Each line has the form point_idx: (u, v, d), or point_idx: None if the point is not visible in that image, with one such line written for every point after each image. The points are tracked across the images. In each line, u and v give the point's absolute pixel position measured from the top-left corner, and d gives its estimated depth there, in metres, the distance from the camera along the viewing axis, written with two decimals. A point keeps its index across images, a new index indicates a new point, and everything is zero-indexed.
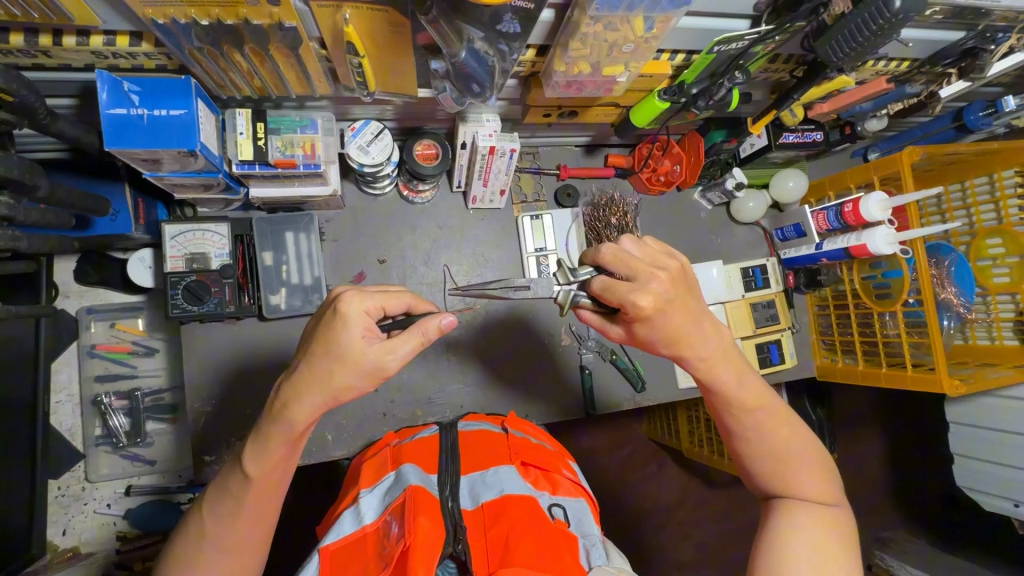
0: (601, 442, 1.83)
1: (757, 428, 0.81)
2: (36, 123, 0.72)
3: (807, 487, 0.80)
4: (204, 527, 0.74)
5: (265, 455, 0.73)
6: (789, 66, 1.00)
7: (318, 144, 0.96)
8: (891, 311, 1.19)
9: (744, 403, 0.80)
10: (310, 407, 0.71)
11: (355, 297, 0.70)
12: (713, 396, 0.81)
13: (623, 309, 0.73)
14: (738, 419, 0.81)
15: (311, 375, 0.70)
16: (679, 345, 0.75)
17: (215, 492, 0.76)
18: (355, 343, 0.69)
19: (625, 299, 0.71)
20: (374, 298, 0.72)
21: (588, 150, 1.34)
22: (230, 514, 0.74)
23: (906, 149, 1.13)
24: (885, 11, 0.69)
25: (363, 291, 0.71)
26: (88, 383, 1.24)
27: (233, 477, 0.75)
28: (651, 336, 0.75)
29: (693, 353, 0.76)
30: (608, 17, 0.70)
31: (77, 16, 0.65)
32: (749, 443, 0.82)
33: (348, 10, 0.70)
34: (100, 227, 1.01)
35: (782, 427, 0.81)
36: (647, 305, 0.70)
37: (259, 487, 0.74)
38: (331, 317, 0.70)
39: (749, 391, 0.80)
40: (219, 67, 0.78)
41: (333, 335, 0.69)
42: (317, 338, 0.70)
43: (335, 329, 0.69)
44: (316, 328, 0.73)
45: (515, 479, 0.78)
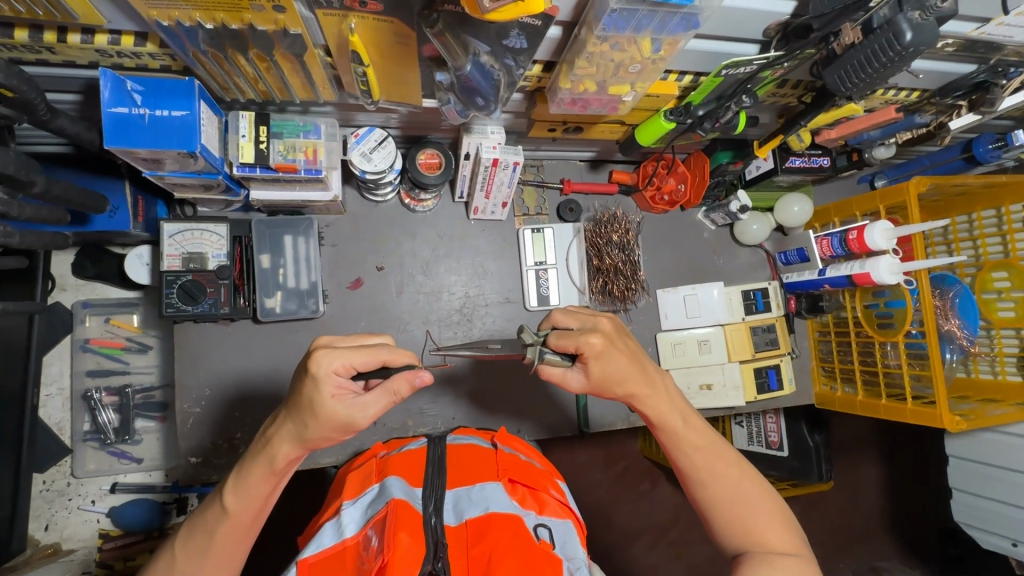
0: (594, 458, 1.81)
1: (709, 469, 0.82)
2: (36, 119, 0.71)
3: (769, 536, 0.77)
4: (180, 545, 0.73)
5: (245, 490, 0.72)
6: (798, 92, 0.99)
7: (320, 149, 0.95)
8: (893, 342, 1.17)
9: (694, 443, 0.83)
10: (292, 447, 0.71)
11: (327, 356, 0.67)
12: (664, 436, 0.84)
13: (579, 352, 0.78)
14: (689, 459, 0.82)
15: (291, 425, 0.70)
16: (629, 386, 0.80)
17: (187, 529, 0.74)
18: (326, 404, 0.67)
19: (579, 338, 0.77)
20: (347, 355, 0.68)
21: (593, 166, 1.34)
22: (203, 546, 0.73)
23: (913, 180, 1.12)
24: (895, 43, 0.68)
25: (335, 349, 0.67)
26: (79, 377, 1.23)
27: (210, 511, 0.74)
28: (605, 376, 0.79)
29: (641, 392, 0.81)
30: (614, 37, 0.69)
31: (82, 15, 0.65)
32: (706, 487, 0.81)
33: (354, 19, 0.69)
34: (98, 223, 1.00)
35: (736, 470, 0.82)
36: (599, 341, 0.77)
37: (235, 522, 0.73)
38: (304, 374, 0.68)
39: (697, 431, 0.83)
40: (222, 69, 0.77)
41: (307, 394, 0.67)
42: (296, 391, 0.69)
43: (308, 388, 0.67)
44: (295, 377, 0.72)
45: (502, 497, 0.75)
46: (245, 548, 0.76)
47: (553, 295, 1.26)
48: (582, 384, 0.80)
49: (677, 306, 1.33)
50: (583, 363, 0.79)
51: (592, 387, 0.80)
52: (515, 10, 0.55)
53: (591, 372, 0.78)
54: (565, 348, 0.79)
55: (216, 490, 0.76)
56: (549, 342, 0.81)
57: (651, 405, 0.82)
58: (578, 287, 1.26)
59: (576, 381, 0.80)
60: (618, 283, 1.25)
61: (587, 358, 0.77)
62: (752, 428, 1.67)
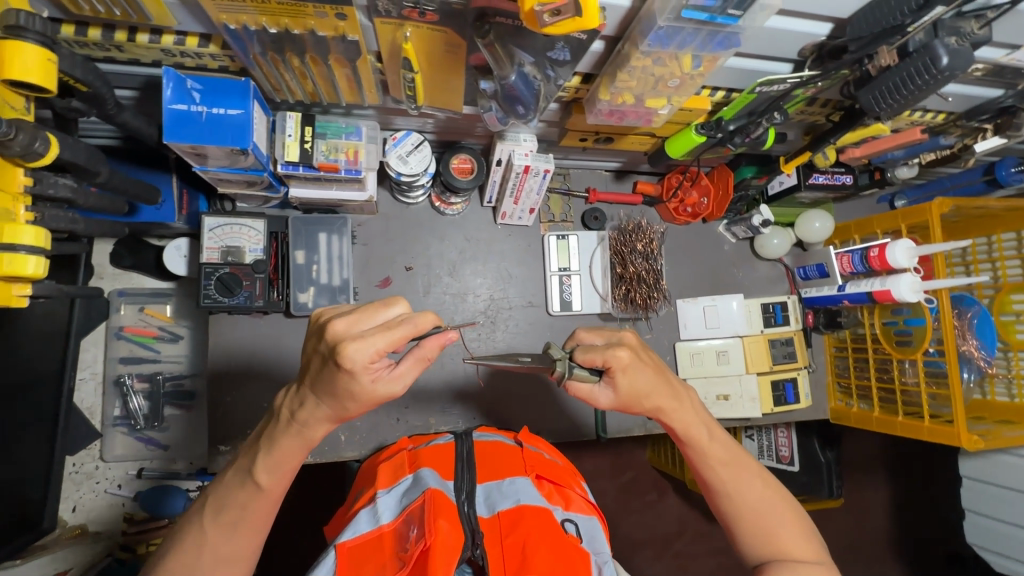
0: (605, 466, 1.82)
1: (733, 482, 0.83)
2: (103, 113, 0.75)
3: (794, 547, 0.79)
4: (207, 522, 0.70)
5: (279, 465, 0.69)
6: (826, 110, 1.02)
7: (361, 150, 0.98)
8: (911, 359, 1.18)
9: (719, 457, 0.84)
10: (327, 423, 0.67)
11: (358, 349, 0.56)
12: (690, 449, 0.85)
13: (606, 366, 0.77)
14: (715, 472, 0.84)
15: (325, 406, 0.65)
16: (655, 399, 0.80)
17: (213, 507, 0.71)
18: (365, 389, 0.60)
19: (606, 352, 0.76)
20: (377, 340, 0.57)
21: (618, 176, 1.37)
22: (235, 522, 0.70)
23: (935, 201, 1.13)
24: (931, 67, 0.71)
25: (364, 338, 0.57)
26: (113, 363, 1.28)
27: (240, 489, 0.70)
28: (632, 391, 0.78)
29: (667, 406, 0.82)
30: (657, 53, 0.72)
31: (155, 16, 0.69)
32: (731, 500, 0.83)
33: (409, 28, 0.72)
34: (145, 214, 1.04)
35: (759, 482, 0.83)
36: (626, 355, 0.76)
37: (268, 497, 0.71)
38: (334, 365, 0.59)
39: (721, 444, 0.85)
40: (276, 70, 0.81)
41: (341, 383, 0.60)
42: (324, 375, 0.61)
43: (342, 379, 0.59)
44: (316, 357, 0.62)
45: (531, 490, 0.79)
46: (269, 519, 0.73)
47: (575, 300, 1.29)
48: (611, 400, 0.80)
49: (697, 317, 1.35)
50: (611, 378, 0.78)
51: (620, 402, 0.80)
52: (572, 25, 0.58)
53: (619, 386, 0.78)
54: (593, 363, 0.78)
55: (239, 462, 0.72)
56: (575, 358, 0.80)
57: (678, 418, 0.84)
58: (601, 294, 1.29)
59: (605, 398, 0.80)
60: (640, 291, 1.28)
61: (615, 372, 0.77)
62: (763, 441, 1.66)
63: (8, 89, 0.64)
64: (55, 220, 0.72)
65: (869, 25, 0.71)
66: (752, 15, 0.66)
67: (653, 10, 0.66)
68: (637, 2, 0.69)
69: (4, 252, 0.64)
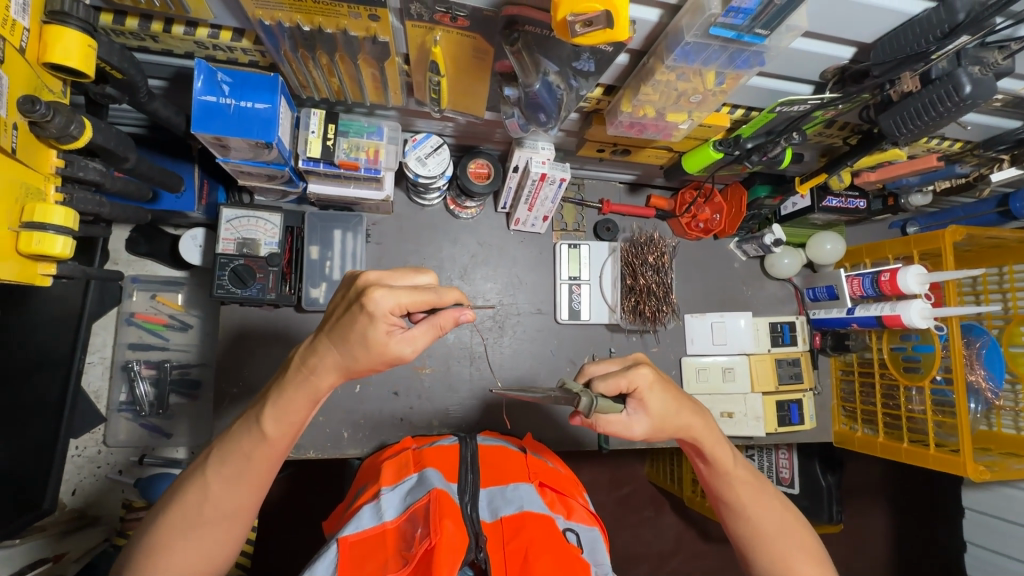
0: (603, 479, 1.81)
1: (753, 502, 0.85)
2: (135, 100, 0.76)
3: (809, 570, 0.81)
4: (209, 487, 0.70)
5: (286, 417, 0.69)
6: (844, 133, 1.02)
7: (381, 150, 0.99)
8: (918, 386, 1.17)
9: (741, 477, 0.87)
10: (336, 375, 0.67)
11: (383, 295, 0.60)
12: (713, 469, 0.87)
13: (631, 389, 0.78)
14: (735, 492, 0.86)
15: (333, 355, 0.65)
16: (683, 418, 0.82)
17: (214, 470, 0.70)
18: (378, 340, 0.62)
19: (629, 374, 0.77)
20: (401, 293, 0.61)
21: (631, 188, 1.38)
22: (236, 483, 0.70)
23: (949, 228, 1.14)
24: (954, 95, 0.72)
25: (391, 287, 0.61)
26: (121, 349, 1.29)
27: (245, 451, 0.69)
28: (660, 409, 0.80)
29: (694, 423, 0.83)
30: (682, 68, 0.73)
31: (193, 9, 0.70)
32: (749, 520, 0.85)
33: (440, 33, 0.73)
34: (166, 202, 1.05)
35: (775, 503, 0.86)
36: (650, 372, 0.78)
37: (271, 448, 0.70)
38: (356, 308, 0.62)
39: (742, 464, 0.88)
40: (305, 68, 0.82)
41: (358, 329, 0.62)
42: (343, 319, 0.64)
43: (360, 322, 0.62)
44: (343, 304, 0.66)
45: (535, 498, 0.79)
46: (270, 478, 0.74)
47: (584, 310, 1.29)
48: (646, 427, 0.79)
49: (704, 333, 1.34)
50: (639, 401, 0.78)
51: (653, 426, 0.80)
52: (602, 37, 0.59)
53: (650, 407, 0.78)
54: (618, 389, 0.77)
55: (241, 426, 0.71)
56: (595, 389, 0.77)
57: (705, 438, 0.85)
58: (609, 305, 1.29)
59: (640, 425, 0.79)
60: (650, 304, 1.27)
61: (643, 394, 0.78)
62: (763, 462, 1.64)
63: (48, 73, 0.66)
64: (83, 202, 0.73)
65: (892, 52, 0.71)
66: (778, 35, 0.67)
67: (680, 26, 0.67)
68: (665, 17, 0.70)
69: (34, 231, 0.66)
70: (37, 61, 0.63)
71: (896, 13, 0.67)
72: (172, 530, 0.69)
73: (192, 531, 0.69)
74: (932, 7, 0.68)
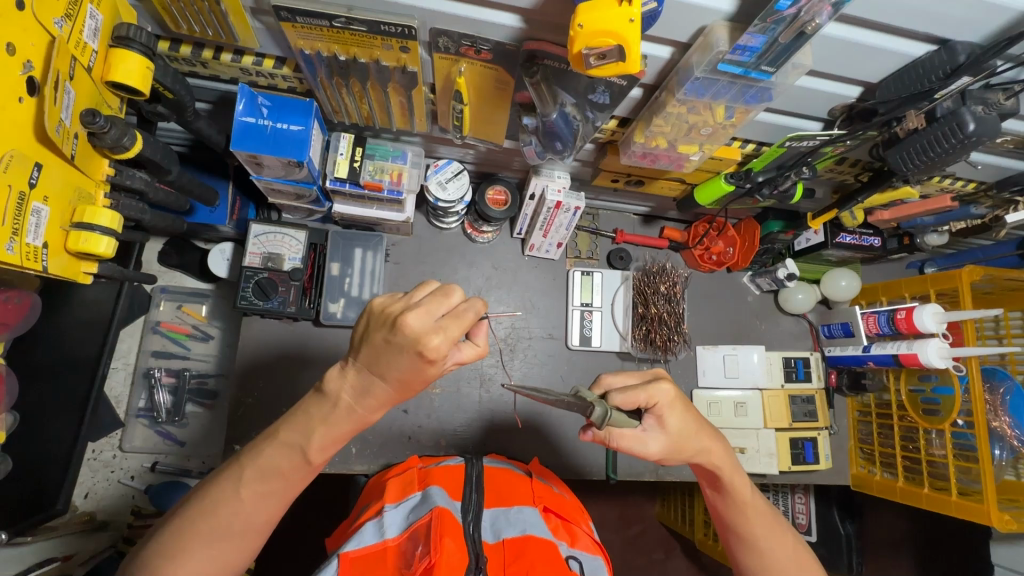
0: (612, 517, 1.75)
1: (769, 536, 0.84)
2: (182, 119, 0.82)
3: None
4: (216, 492, 0.70)
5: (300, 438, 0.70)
6: (855, 170, 1.05)
7: (404, 173, 1.04)
8: (938, 429, 1.14)
9: (758, 509, 0.85)
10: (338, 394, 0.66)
11: (442, 340, 0.61)
12: (730, 500, 0.85)
13: (651, 405, 0.78)
14: (751, 525, 0.84)
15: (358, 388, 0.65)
16: (700, 440, 0.81)
17: (230, 479, 0.70)
18: (438, 371, 0.65)
19: (650, 389, 0.77)
20: (455, 329, 0.62)
21: (645, 220, 1.40)
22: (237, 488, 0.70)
23: (965, 268, 1.12)
24: (958, 132, 0.73)
25: (446, 329, 0.61)
26: (145, 355, 1.34)
27: (255, 464, 0.70)
28: (680, 429, 0.79)
29: (713, 448, 0.82)
30: (693, 101, 0.77)
31: (241, 38, 0.77)
32: (762, 553, 0.84)
33: (464, 64, 0.79)
34: (199, 215, 1.12)
35: (789, 538, 0.85)
36: (671, 390, 0.77)
37: (302, 478, 0.72)
38: (412, 354, 0.62)
39: (757, 495, 0.86)
40: (338, 94, 0.88)
41: (416, 368, 0.63)
42: (398, 361, 0.63)
43: (420, 367, 0.63)
44: (381, 346, 0.64)
45: (538, 522, 0.78)
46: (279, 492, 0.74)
47: (595, 336, 1.29)
48: (661, 445, 0.79)
49: (717, 365, 1.33)
50: (658, 418, 0.78)
51: (667, 447, 0.79)
52: (615, 69, 0.63)
53: (669, 426, 0.78)
54: (636, 403, 0.77)
55: (262, 441, 0.72)
56: (611, 401, 0.77)
57: (725, 467, 0.83)
58: (621, 332, 1.29)
59: (656, 442, 0.78)
60: (661, 332, 1.28)
61: (662, 410, 0.78)
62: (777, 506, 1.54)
63: (108, 90, 0.72)
64: (127, 209, 0.79)
65: (898, 89, 0.74)
66: (784, 72, 0.71)
67: (690, 62, 0.71)
68: (676, 55, 0.75)
69: (82, 231, 0.71)
70: (101, 79, 0.70)
71: (897, 56, 0.71)
72: (169, 534, 0.69)
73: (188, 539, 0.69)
74: (934, 49, 0.70)
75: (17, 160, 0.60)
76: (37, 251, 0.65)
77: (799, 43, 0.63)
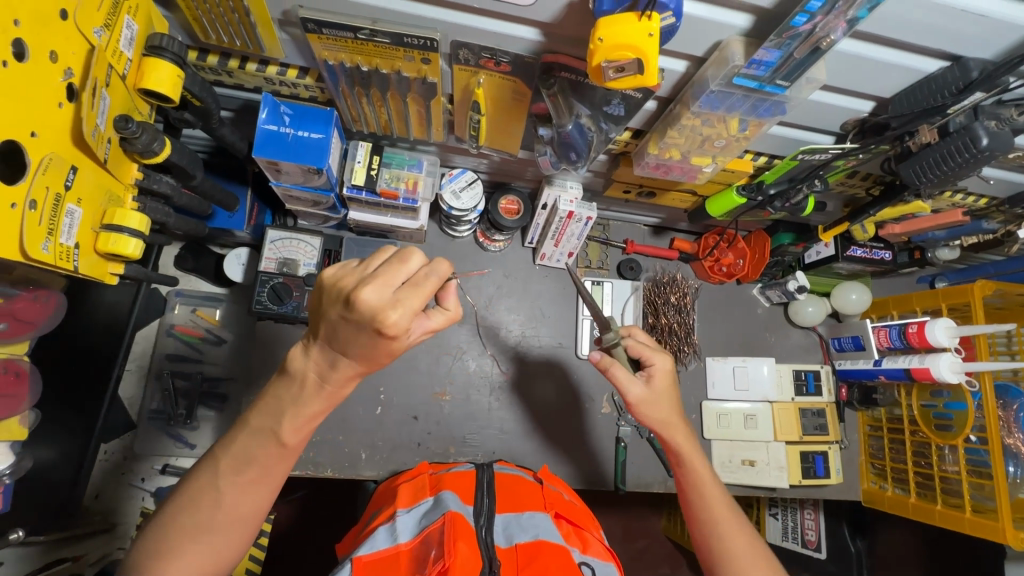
0: (618, 530, 1.74)
1: (721, 515, 0.87)
2: (207, 126, 0.84)
3: None
4: (234, 496, 0.71)
5: (304, 425, 0.71)
6: (866, 184, 1.06)
7: (420, 181, 1.06)
8: (951, 445, 1.13)
9: (715, 495, 0.89)
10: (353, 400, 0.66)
11: (399, 313, 0.57)
12: (685, 473, 0.91)
13: (648, 364, 0.92)
14: (703, 500, 0.89)
15: None
16: (665, 408, 0.91)
17: (246, 480, 0.72)
18: (401, 343, 0.62)
19: (655, 352, 0.92)
20: (415, 301, 0.58)
21: (656, 231, 1.41)
22: (252, 489, 0.71)
23: (977, 282, 1.12)
24: (971, 146, 0.74)
25: (403, 301, 0.57)
26: (159, 358, 1.34)
27: (269, 465, 0.71)
28: (662, 388, 0.91)
29: (671, 416, 0.90)
30: (707, 114, 0.79)
31: (268, 49, 0.79)
32: (714, 531, 0.87)
33: (483, 76, 0.81)
34: (219, 220, 1.13)
35: (744, 525, 0.87)
36: (669, 364, 0.92)
37: (286, 456, 0.73)
38: (370, 329, 0.59)
39: (719, 491, 0.90)
40: (358, 104, 0.91)
41: (379, 343, 0.61)
42: (358, 337, 0.61)
43: (381, 342, 0.60)
44: (339, 322, 0.61)
45: (550, 527, 0.78)
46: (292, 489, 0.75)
47: None
48: (640, 396, 0.89)
49: (727, 377, 1.33)
50: (650, 376, 0.91)
51: (643, 401, 0.89)
52: (633, 82, 0.65)
53: (655, 385, 0.91)
54: (640, 355, 0.92)
55: (253, 423, 0.71)
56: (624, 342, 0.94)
57: (680, 437, 0.91)
58: None
59: (639, 393, 0.89)
60: (671, 342, 1.30)
61: (656, 371, 0.91)
62: (787, 522, 1.54)
63: (139, 97, 0.75)
64: (154, 212, 0.81)
65: (911, 104, 0.75)
66: (797, 87, 0.72)
67: (706, 76, 0.73)
68: (691, 68, 0.76)
69: (111, 232, 0.72)
70: (134, 86, 0.72)
71: (910, 72, 0.72)
72: (183, 534, 0.69)
73: (202, 539, 0.69)
74: (948, 66, 0.71)
75: (55, 163, 0.62)
76: (69, 251, 0.67)
77: (813, 58, 0.65)
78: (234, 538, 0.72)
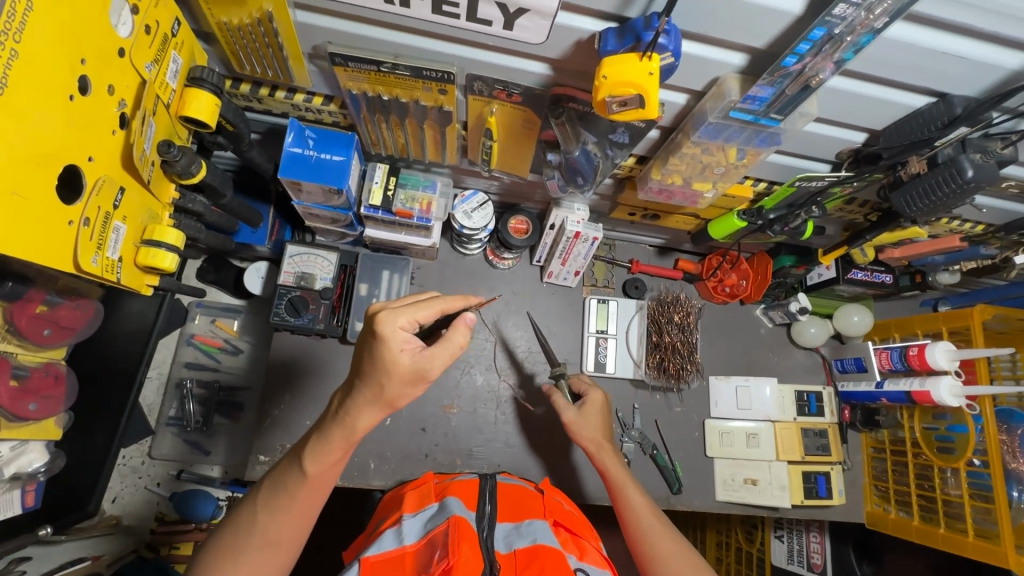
0: (623, 550, 1.74)
1: (646, 513, 0.96)
2: (238, 148, 0.90)
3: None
4: (260, 501, 0.76)
5: (326, 457, 0.74)
6: (864, 210, 1.09)
7: (434, 202, 1.11)
8: (953, 468, 1.15)
9: (640, 497, 0.99)
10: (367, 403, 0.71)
11: (388, 316, 0.66)
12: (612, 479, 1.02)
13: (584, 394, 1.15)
14: (630, 500, 0.98)
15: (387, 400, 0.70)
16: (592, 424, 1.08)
17: (269, 490, 0.76)
18: (396, 358, 0.67)
19: (588, 385, 1.15)
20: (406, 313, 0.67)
21: (660, 252, 1.45)
22: (269, 491, 0.75)
23: (977, 307, 1.16)
24: (958, 177, 0.78)
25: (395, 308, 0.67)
26: (178, 366, 1.40)
27: (286, 468, 0.74)
28: (587, 409, 1.10)
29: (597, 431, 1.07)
30: (706, 143, 0.83)
31: (296, 79, 0.86)
32: (641, 526, 0.94)
33: (496, 105, 0.86)
34: (243, 235, 1.20)
35: (667, 522, 0.96)
36: (598, 394, 1.13)
37: (312, 487, 0.75)
38: (370, 340, 0.68)
39: (642, 495, 0.99)
40: (376, 129, 0.96)
41: (376, 355, 0.67)
42: (365, 356, 0.69)
43: (376, 349, 0.67)
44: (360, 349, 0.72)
45: (548, 533, 0.81)
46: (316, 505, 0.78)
47: (610, 362, 1.32)
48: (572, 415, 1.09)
49: (730, 396, 1.35)
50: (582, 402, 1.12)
51: (574, 420, 1.09)
52: (635, 114, 0.69)
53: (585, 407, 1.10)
54: (579, 388, 1.16)
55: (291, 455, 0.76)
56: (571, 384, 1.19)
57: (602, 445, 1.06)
58: (634, 359, 1.32)
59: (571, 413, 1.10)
60: (674, 361, 1.31)
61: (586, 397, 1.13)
62: (792, 544, 1.53)
63: (180, 124, 0.81)
64: (188, 229, 0.87)
65: (900, 137, 0.79)
66: (791, 120, 0.76)
67: (705, 108, 0.77)
68: (691, 101, 0.81)
69: (151, 247, 0.78)
70: (176, 114, 0.78)
71: (899, 107, 0.76)
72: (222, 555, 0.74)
73: (232, 560, 0.73)
74: (934, 101, 0.76)
75: (107, 184, 0.68)
76: (113, 264, 0.72)
77: (804, 95, 0.69)
78: (273, 561, 0.76)
